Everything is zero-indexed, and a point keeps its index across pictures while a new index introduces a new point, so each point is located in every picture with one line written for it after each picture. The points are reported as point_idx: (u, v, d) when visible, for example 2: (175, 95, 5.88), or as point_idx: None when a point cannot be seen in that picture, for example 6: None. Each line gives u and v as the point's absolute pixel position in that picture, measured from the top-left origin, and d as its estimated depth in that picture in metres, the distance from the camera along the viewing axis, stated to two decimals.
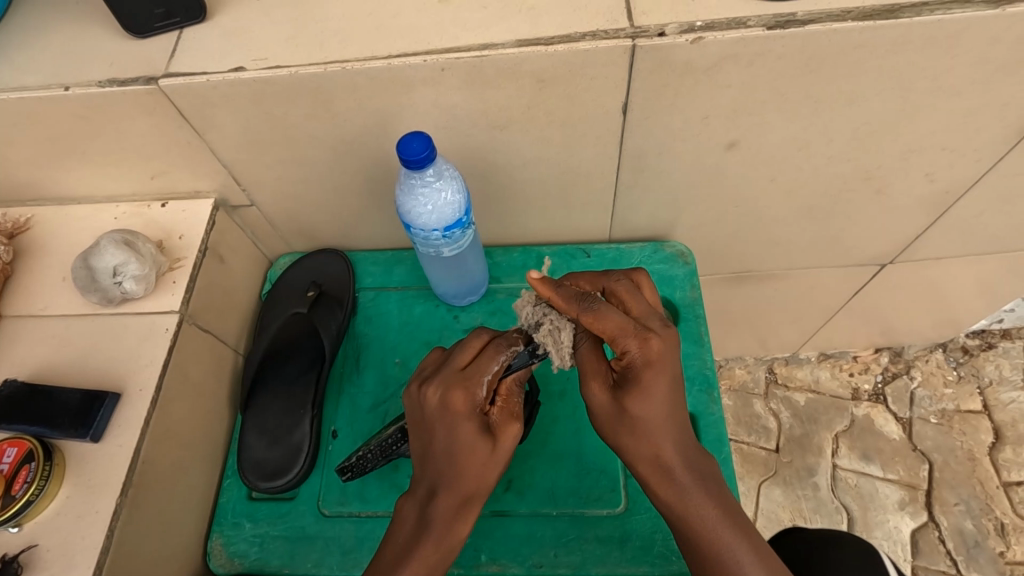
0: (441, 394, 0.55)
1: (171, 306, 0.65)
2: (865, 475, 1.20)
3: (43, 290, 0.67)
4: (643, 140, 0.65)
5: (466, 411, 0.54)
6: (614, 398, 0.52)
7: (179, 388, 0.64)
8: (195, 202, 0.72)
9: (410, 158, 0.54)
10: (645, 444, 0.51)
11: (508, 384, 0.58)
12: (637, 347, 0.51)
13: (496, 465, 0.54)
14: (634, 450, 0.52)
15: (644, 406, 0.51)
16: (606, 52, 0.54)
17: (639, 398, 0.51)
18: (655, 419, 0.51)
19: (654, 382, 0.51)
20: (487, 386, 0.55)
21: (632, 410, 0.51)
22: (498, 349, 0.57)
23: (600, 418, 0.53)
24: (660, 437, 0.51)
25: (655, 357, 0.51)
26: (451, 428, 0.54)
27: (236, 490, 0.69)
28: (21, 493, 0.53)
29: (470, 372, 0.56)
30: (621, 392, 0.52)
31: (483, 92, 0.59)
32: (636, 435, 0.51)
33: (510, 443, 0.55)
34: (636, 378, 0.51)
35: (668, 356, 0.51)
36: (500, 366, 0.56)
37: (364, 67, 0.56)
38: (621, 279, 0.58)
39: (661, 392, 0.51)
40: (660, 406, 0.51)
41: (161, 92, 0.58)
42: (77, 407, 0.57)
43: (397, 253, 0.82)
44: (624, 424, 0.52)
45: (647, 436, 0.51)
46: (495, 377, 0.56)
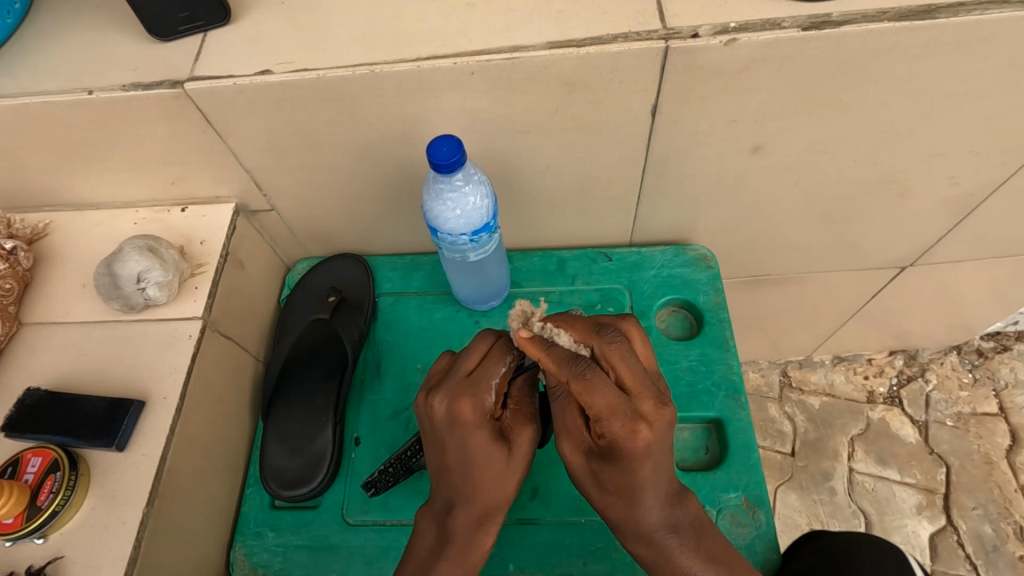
0: (448, 405, 0.54)
1: (193, 312, 0.64)
2: (882, 479, 1.19)
3: (62, 297, 0.66)
4: (669, 143, 0.64)
5: (476, 420, 0.53)
6: (587, 468, 0.53)
7: (202, 395, 0.63)
8: (215, 207, 0.72)
9: (440, 162, 0.53)
10: (616, 504, 0.53)
11: (518, 385, 0.58)
12: (617, 432, 0.49)
13: (514, 471, 0.55)
14: (606, 507, 0.54)
15: (619, 482, 0.51)
16: (638, 55, 0.54)
17: (616, 476, 0.51)
18: (631, 495, 0.52)
19: (628, 471, 0.50)
20: (496, 391, 0.55)
21: (606, 480, 0.52)
22: (502, 351, 0.57)
23: (574, 477, 0.54)
24: (632, 508, 0.53)
25: (633, 453, 0.49)
26: (463, 441, 0.53)
27: (257, 499, 0.68)
28: (47, 503, 0.53)
29: (476, 379, 0.55)
30: (596, 466, 0.52)
31: (511, 95, 0.58)
32: (611, 498, 0.53)
33: (526, 448, 0.55)
34: (612, 463, 0.51)
35: (639, 448, 0.49)
36: (507, 368, 0.56)
37: (393, 70, 0.55)
38: (616, 338, 0.53)
39: (634, 478, 0.51)
40: (639, 486, 0.51)
41: (186, 96, 0.57)
42: (101, 416, 0.56)
43: (415, 257, 0.81)
44: (600, 489, 0.53)
45: (621, 501, 0.53)
46: (503, 379, 0.55)
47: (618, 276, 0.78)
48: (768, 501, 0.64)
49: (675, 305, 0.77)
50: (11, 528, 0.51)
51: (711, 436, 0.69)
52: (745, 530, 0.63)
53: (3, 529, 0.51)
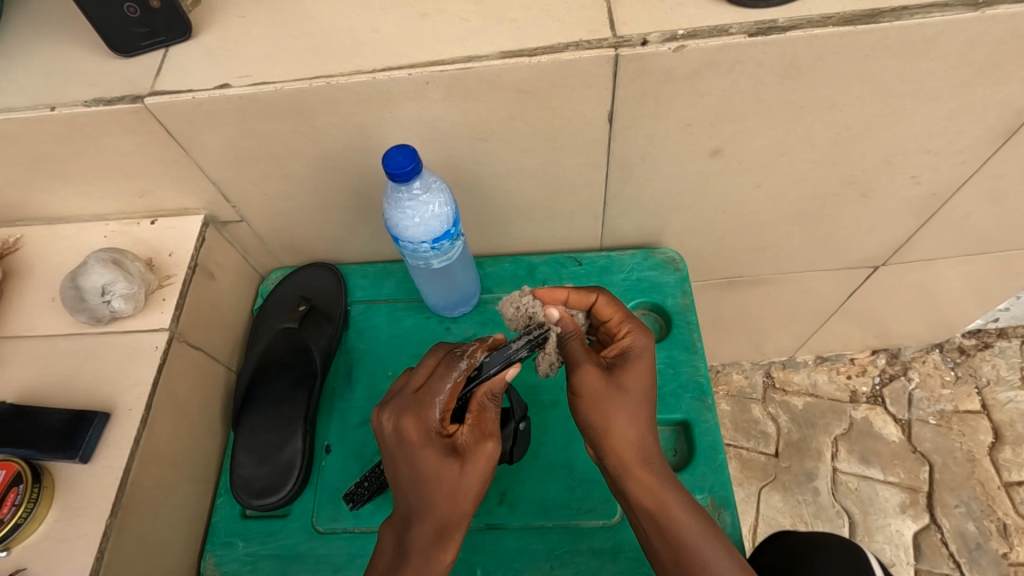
0: (394, 422, 0.55)
1: (160, 324, 0.64)
2: (865, 478, 1.19)
3: (30, 310, 0.67)
4: (629, 148, 0.65)
5: (420, 438, 0.54)
6: (604, 376, 0.56)
7: (168, 406, 0.63)
8: (184, 219, 0.72)
9: (395, 170, 0.53)
10: (628, 419, 0.55)
11: (479, 399, 0.56)
12: (641, 332, 0.59)
13: (469, 487, 0.54)
14: (621, 425, 0.55)
15: (632, 385, 0.56)
16: (589, 62, 0.55)
17: (631, 374, 0.56)
18: (644, 399, 0.56)
19: (651, 363, 0.58)
20: (441, 408, 0.54)
21: (623, 384, 0.56)
22: (451, 365, 0.56)
23: (591, 395, 0.56)
24: (643, 413, 0.56)
25: (649, 345, 0.59)
26: (411, 458, 0.54)
27: (227, 508, 0.68)
28: (9, 516, 0.53)
29: (423, 395, 0.55)
30: (612, 377, 0.56)
31: (468, 103, 0.59)
32: (623, 407, 0.55)
33: (481, 465, 0.54)
34: (630, 361, 0.57)
35: (656, 349, 0.59)
36: (454, 384, 0.55)
37: (348, 82, 0.56)
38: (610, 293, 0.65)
39: (648, 376, 0.57)
40: (646, 386, 0.57)
41: (146, 110, 0.58)
42: (62, 430, 0.57)
43: (386, 265, 0.82)
44: (616, 399, 0.55)
45: (631, 415, 0.55)
46: (450, 396, 0.55)
47: (587, 280, 0.79)
48: (734, 502, 0.64)
49: (644, 308, 0.78)
50: None
51: (679, 438, 0.69)
52: None
53: None
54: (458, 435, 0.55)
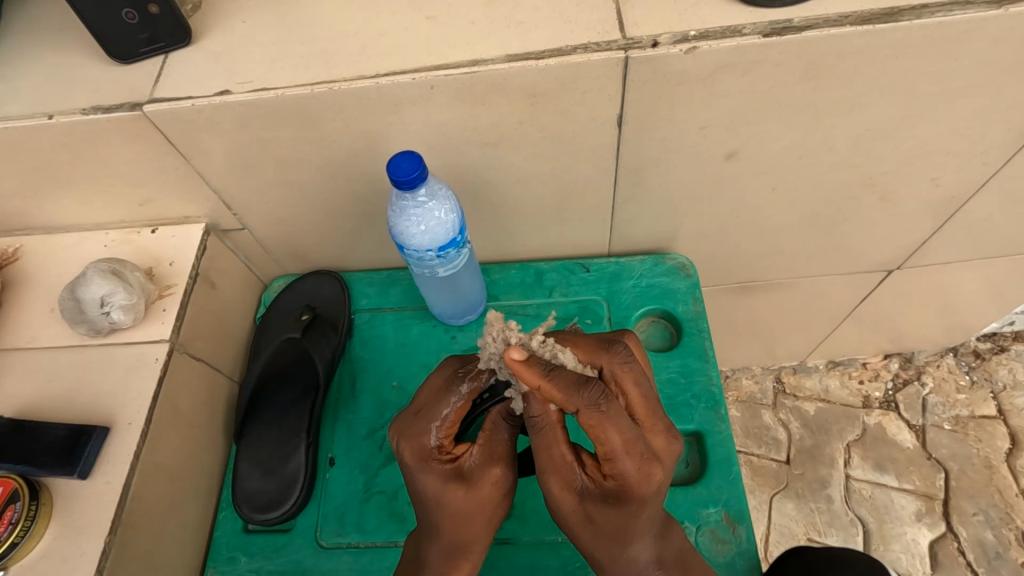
0: (395, 442, 0.53)
1: (161, 335, 0.63)
2: (880, 485, 1.17)
3: (30, 322, 0.66)
4: (640, 152, 0.63)
5: (420, 463, 0.52)
6: (578, 509, 0.51)
7: (170, 420, 0.62)
8: (185, 228, 0.71)
9: (400, 178, 0.52)
10: (600, 547, 0.52)
11: (494, 417, 0.54)
12: (631, 474, 0.47)
13: (476, 511, 0.53)
14: (595, 551, 0.53)
15: (609, 524, 0.50)
16: (598, 65, 0.53)
17: (611, 519, 0.50)
18: (630, 534, 0.51)
19: (636, 511, 0.49)
20: (437, 434, 0.52)
21: (601, 522, 0.50)
22: (451, 388, 0.52)
23: (564, 517, 0.52)
24: (606, 544, 0.52)
25: (643, 492, 0.48)
26: (412, 480, 0.53)
27: (229, 523, 0.67)
28: (5, 535, 0.52)
29: (423, 418, 0.52)
30: (588, 510, 0.51)
31: (474, 108, 0.57)
32: (601, 538, 0.52)
33: (488, 490, 0.53)
34: (614, 504, 0.49)
35: (643, 494, 0.48)
36: (450, 412, 0.51)
37: (352, 87, 0.54)
38: (601, 402, 0.45)
39: (630, 520, 0.50)
40: (633, 530, 0.51)
41: (146, 118, 0.57)
42: (63, 444, 0.55)
43: (392, 272, 0.80)
44: (592, 531, 0.52)
45: (609, 545, 0.52)
46: (447, 423, 0.52)
47: (596, 287, 0.77)
48: (749, 517, 0.62)
49: (655, 316, 0.76)
50: None
51: (691, 450, 0.67)
52: (726, 547, 0.61)
53: None
54: (464, 458, 0.53)
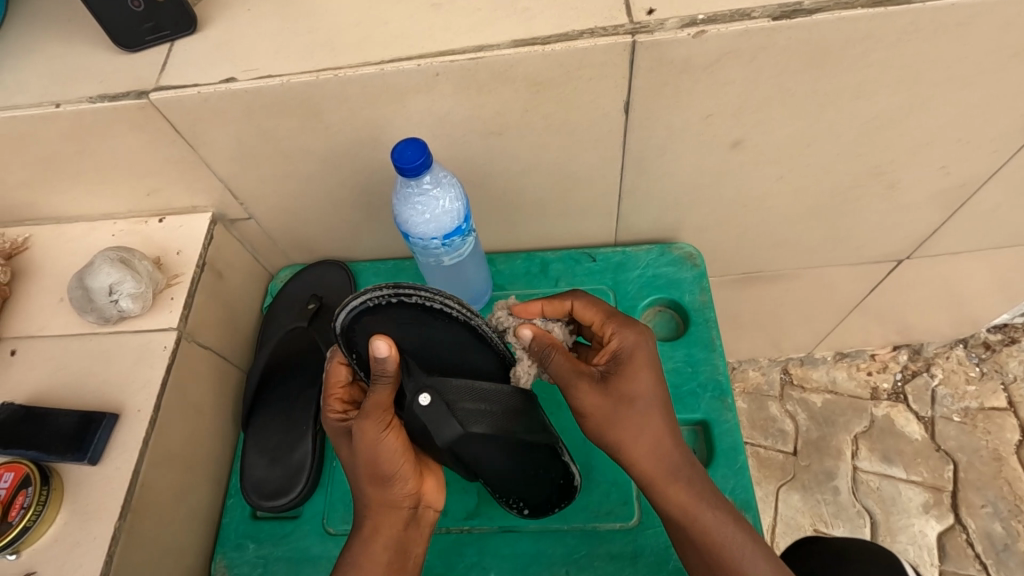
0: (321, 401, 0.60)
1: (169, 323, 0.63)
2: (887, 477, 1.16)
3: (38, 311, 0.66)
4: (646, 140, 0.63)
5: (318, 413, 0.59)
6: (607, 393, 0.55)
7: (177, 408, 0.62)
8: (191, 217, 0.71)
9: (405, 165, 0.52)
10: (646, 432, 0.54)
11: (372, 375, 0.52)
12: (625, 331, 0.59)
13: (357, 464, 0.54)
14: (637, 438, 0.54)
15: (632, 388, 0.55)
16: (604, 51, 0.53)
17: (630, 381, 0.55)
18: (650, 400, 0.55)
19: (642, 364, 0.56)
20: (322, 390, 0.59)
21: (626, 388, 0.55)
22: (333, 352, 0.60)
23: (604, 414, 0.55)
24: (653, 419, 0.55)
25: (636, 341, 0.58)
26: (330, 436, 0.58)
27: (239, 510, 0.67)
28: (18, 519, 0.52)
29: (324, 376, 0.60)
30: (612, 387, 0.55)
31: (478, 96, 0.57)
32: (635, 420, 0.54)
33: (364, 443, 0.52)
34: (623, 365, 0.56)
35: (642, 349, 0.57)
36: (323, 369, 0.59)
37: (357, 74, 0.54)
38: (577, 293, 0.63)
39: (647, 377, 0.56)
40: (650, 390, 0.55)
41: (152, 106, 0.57)
42: (72, 430, 0.55)
43: (397, 263, 0.80)
44: (627, 411, 0.54)
45: (644, 421, 0.54)
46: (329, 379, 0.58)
47: (601, 277, 0.77)
48: (756, 506, 0.62)
49: (661, 305, 0.76)
50: None
51: (698, 439, 0.67)
52: None
53: None
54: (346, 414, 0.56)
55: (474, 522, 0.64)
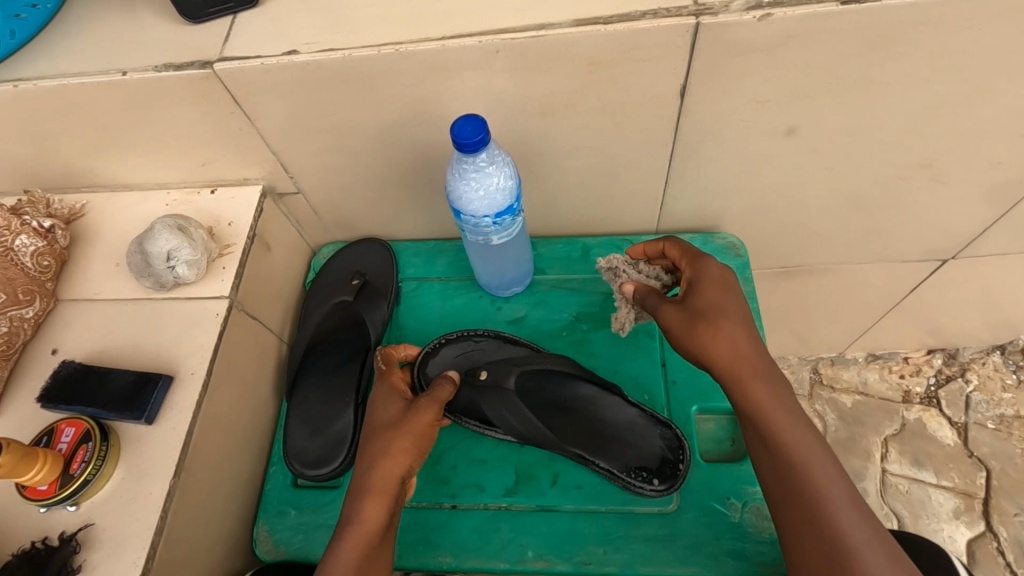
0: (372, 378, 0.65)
1: (220, 291, 0.64)
2: (917, 481, 1.15)
3: (94, 274, 0.67)
4: (699, 126, 0.63)
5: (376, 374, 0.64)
6: (687, 312, 0.58)
7: (227, 373, 0.63)
8: (243, 189, 0.72)
9: (463, 140, 0.52)
10: (738, 334, 0.56)
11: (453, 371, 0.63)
12: (700, 262, 0.61)
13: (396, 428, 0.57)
14: (715, 343, 0.55)
15: (711, 303, 0.57)
16: (667, 32, 0.52)
17: (706, 297, 0.58)
18: (727, 309, 0.57)
19: (718, 282, 0.59)
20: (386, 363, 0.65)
21: (700, 300, 0.58)
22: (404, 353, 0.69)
23: (710, 358, 0.56)
24: (737, 327, 0.56)
25: (713, 274, 0.59)
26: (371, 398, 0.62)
27: (280, 477, 0.68)
28: (79, 472, 0.53)
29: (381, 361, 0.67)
30: (693, 308, 0.58)
31: (535, 75, 0.57)
32: (722, 322, 0.56)
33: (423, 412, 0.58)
34: (698, 288, 0.59)
35: (724, 275, 0.59)
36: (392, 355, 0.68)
37: (417, 49, 0.54)
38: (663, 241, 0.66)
39: (724, 290, 0.58)
40: (725, 300, 0.57)
41: (214, 77, 0.58)
42: (130, 389, 0.57)
43: (438, 243, 0.81)
44: (716, 321, 0.56)
45: (727, 324, 0.56)
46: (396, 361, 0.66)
47: None
48: None
49: None
50: (44, 495, 0.52)
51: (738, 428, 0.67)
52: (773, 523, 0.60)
53: (39, 495, 0.52)
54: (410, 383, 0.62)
55: (513, 500, 0.64)
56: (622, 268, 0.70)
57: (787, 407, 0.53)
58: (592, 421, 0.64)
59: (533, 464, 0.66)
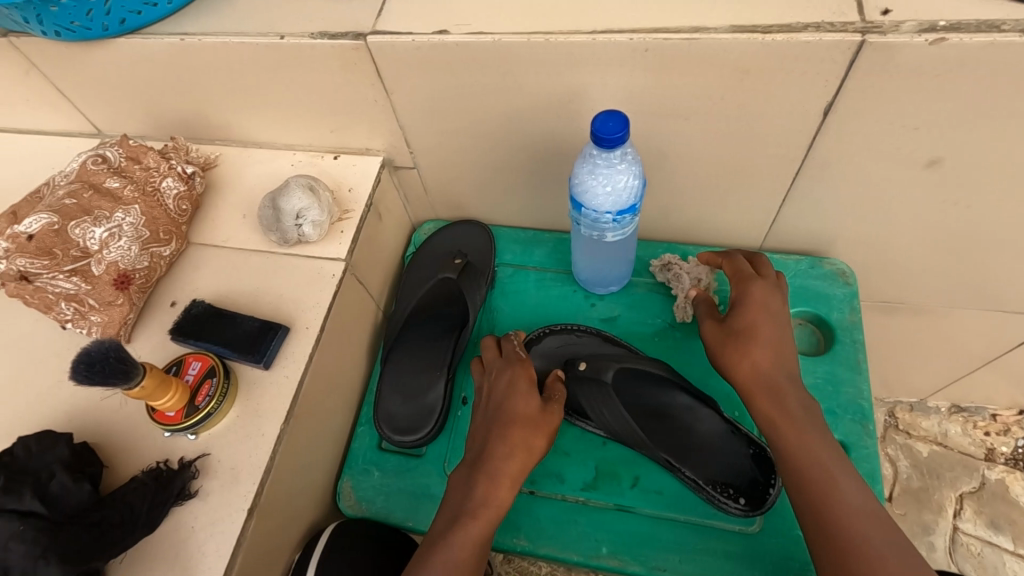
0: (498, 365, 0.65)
1: (338, 253, 0.67)
2: (991, 544, 1.07)
3: (222, 221, 0.72)
4: (835, 147, 0.61)
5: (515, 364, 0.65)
6: (723, 331, 0.64)
7: (334, 332, 0.66)
8: (364, 158, 0.75)
9: (604, 136, 0.52)
10: (768, 357, 0.60)
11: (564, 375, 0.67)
12: (749, 284, 0.63)
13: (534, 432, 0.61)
14: (740, 361, 0.61)
15: (748, 325, 0.62)
16: (828, 47, 0.51)
17: (748, 319, 0.62)
18: (761, 333, 0.61)
19: (758, 306, 0.62)
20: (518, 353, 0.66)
21: (738, 322, 0.62)
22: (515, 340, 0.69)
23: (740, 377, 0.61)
24: (767, 348, 0.60)
25: (757, 296, 0.63)
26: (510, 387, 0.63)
27: (368, 438, 0.71)
28: (203, 405, 0.56)
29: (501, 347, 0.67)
30: (731, 327, 0.63)
31: (678, 78, 0.57)
32: (752, 345, 0.60)
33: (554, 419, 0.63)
34: (741, 309, 0.63)
35: (767, 299, 0.62)
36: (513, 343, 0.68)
37: (567, 40, 0.55)
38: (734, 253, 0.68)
39: (761, 315, 0.62)
40: (764, 325, 0.61)
41: (366, 48, 0.60)
42: (252, 334, 0.60)
43: (537, 233, 0.82)
44: (747, 344, 0.61)
45: (754, 346, 0.60)
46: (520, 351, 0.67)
47: None
48: None
49: (803, 318, 0.74)
50: (173, 421, 0.56)
51: None
52: None
53: (167, 421, 0.56)
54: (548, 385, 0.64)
55: (592, 495, 0.65)
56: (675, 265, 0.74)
57: (807, 425, 0.56)
58: (682, 429, 0.64)
59: (614, 463, 0.66)
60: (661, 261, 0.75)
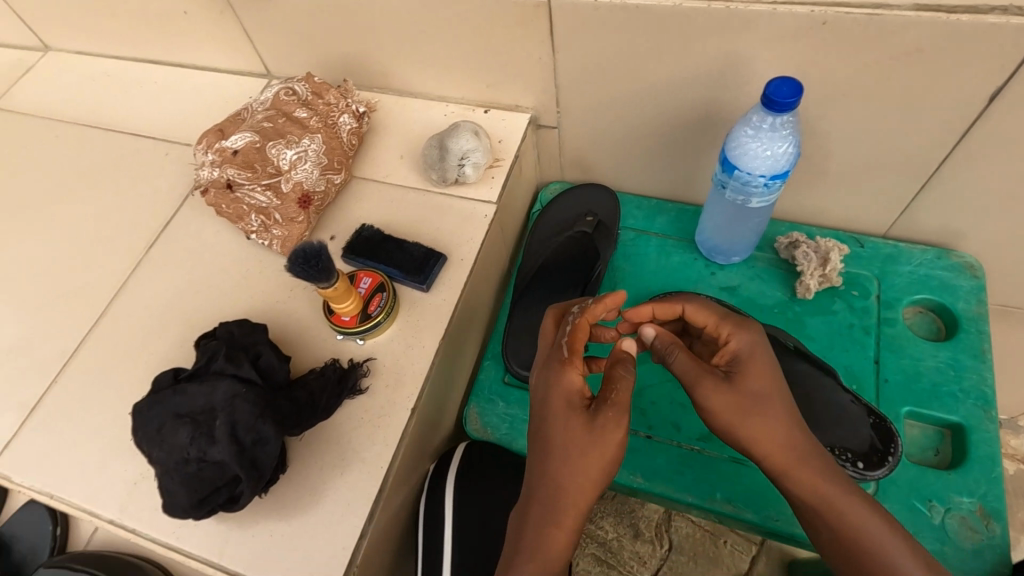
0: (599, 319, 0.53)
1: (490, 197, 0.73)
2: None
3: (382, 160, 0.78)
4: (992, 137, 0.62)
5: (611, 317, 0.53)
6: (734, 396, 0.51)
7: (479, 268, 0.71)
8: (513, 114, 0.80)
9: (776, 99, 0.56)
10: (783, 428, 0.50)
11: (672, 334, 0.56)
12: (742, 335, 0.54)
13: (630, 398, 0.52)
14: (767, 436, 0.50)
15: (750, 383, 0.51)
16: (1012, 30, 0.53)
17: (755, 380, 0.52)
18: (767, 399, 0.51)
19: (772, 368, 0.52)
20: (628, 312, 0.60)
21: (750, 381, 0.52)
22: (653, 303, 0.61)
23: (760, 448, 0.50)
24: (788, 416, 0.51)
25: (754, 347, 0.53)
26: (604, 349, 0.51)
27: (493, 371, 0.77)
28: (375, 315, 0.63)
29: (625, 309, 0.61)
30: (740, 388, 0.51)
31: (848, 54, 0.59)
32: (762, 420, 0.50)
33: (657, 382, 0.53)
34: (743, 368, 0.53)
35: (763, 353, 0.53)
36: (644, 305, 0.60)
37: (747, 9, 0.59)
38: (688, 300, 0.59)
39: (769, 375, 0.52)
40: (774, 388, 0.52)
41: (547, 7, 0.65)
42: (417, 259, 0.66)
43: (660, 202, 0.86)
44: (762, 411, 0.50)
45: (761, 409, 0.51)
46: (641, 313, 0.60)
47: (867, 264, 0.77)
48: (1007, 517, 0.61)
49: (925, 306, 0.76)
50: (348, 324, 0.63)
51: (945, 440, 0.67)
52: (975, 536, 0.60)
53: (342, 324, 0.63)
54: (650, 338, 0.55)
55: (707, 446, 0.68)
56: (801, 243, 0.76)
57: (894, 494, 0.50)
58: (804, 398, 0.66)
59: None
60: (787, 239, 0.77)
